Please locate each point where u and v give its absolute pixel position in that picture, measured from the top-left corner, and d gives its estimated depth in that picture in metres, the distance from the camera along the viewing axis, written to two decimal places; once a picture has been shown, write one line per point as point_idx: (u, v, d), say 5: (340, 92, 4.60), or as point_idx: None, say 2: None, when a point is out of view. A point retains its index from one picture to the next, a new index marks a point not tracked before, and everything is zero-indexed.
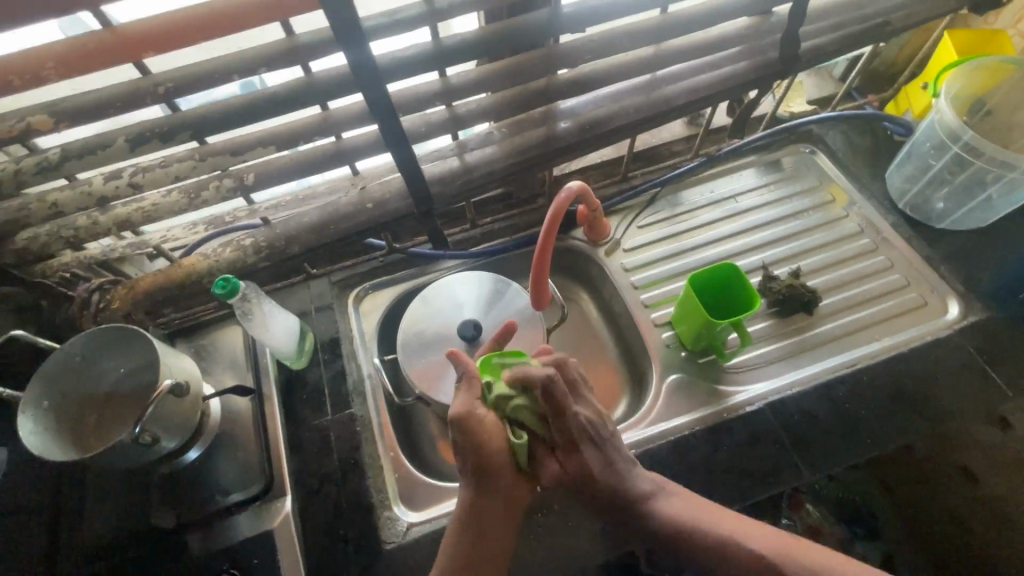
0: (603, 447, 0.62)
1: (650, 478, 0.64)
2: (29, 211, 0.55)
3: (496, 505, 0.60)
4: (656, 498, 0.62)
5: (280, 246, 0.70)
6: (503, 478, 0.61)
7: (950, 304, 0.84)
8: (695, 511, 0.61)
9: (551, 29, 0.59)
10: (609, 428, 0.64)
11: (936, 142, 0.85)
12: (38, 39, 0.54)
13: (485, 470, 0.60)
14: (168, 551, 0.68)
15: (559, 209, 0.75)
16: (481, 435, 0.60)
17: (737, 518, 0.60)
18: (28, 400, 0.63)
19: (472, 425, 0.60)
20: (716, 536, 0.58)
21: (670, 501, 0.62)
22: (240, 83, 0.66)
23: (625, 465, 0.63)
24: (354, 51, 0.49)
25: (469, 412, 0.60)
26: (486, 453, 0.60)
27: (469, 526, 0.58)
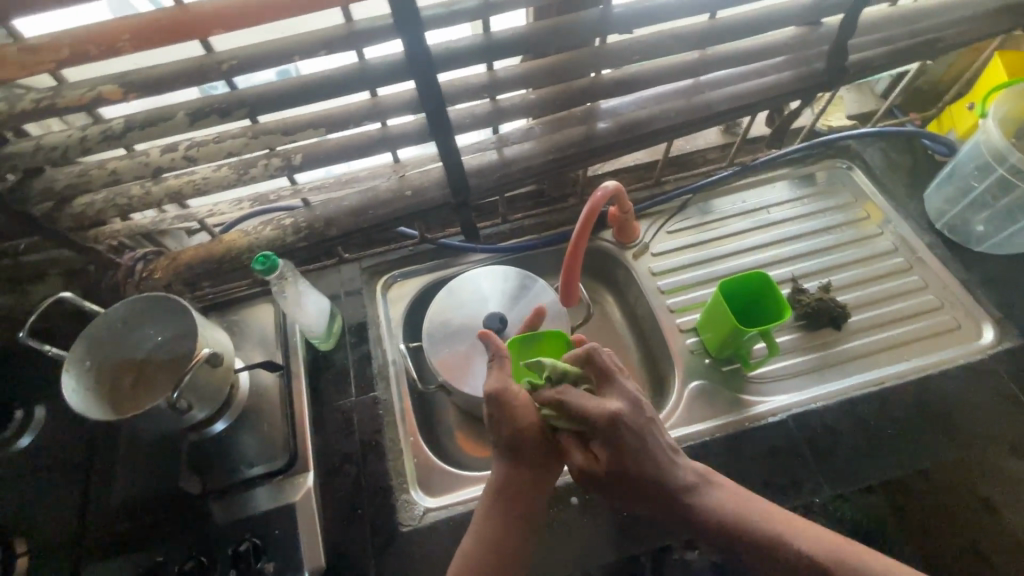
0: (640, 437, 0.57)
1: (692, 469, 0.61)
2: (89, 177, 0.58)
3: (530, 476, 0.61)
4: (698, 489, 0.59)
5: (319, 227, 0.72)
6: (538, 447, 0.62)
7: (984, 328, 0.83)
8: (741, 506, 0.58)
9: (601, 28, 0.59)
10: (646, 415, 0.58)
11: (980, 162, 0.85)
12: (90, 17, 0.54)
13: (519, 442, 0.61)
14: (192, 516, 0.69)
15: (594, 208, 0.76)
16: (516, 410, 0.61)
17: (783, 515, 0.58)
18: (71, 359, 0.64)
19: (507, 401, 0.61)
20: (760, 532, 0.56)
21: (712, 495, 0.59)
22: (276, 71, 0.65)
23: (666, 458, 0.59)
24: (409, 34, 0.50)
25: (505, 389, 0.61)
26: (521, 427, 0.61)
27: (501, 493, 0.60)
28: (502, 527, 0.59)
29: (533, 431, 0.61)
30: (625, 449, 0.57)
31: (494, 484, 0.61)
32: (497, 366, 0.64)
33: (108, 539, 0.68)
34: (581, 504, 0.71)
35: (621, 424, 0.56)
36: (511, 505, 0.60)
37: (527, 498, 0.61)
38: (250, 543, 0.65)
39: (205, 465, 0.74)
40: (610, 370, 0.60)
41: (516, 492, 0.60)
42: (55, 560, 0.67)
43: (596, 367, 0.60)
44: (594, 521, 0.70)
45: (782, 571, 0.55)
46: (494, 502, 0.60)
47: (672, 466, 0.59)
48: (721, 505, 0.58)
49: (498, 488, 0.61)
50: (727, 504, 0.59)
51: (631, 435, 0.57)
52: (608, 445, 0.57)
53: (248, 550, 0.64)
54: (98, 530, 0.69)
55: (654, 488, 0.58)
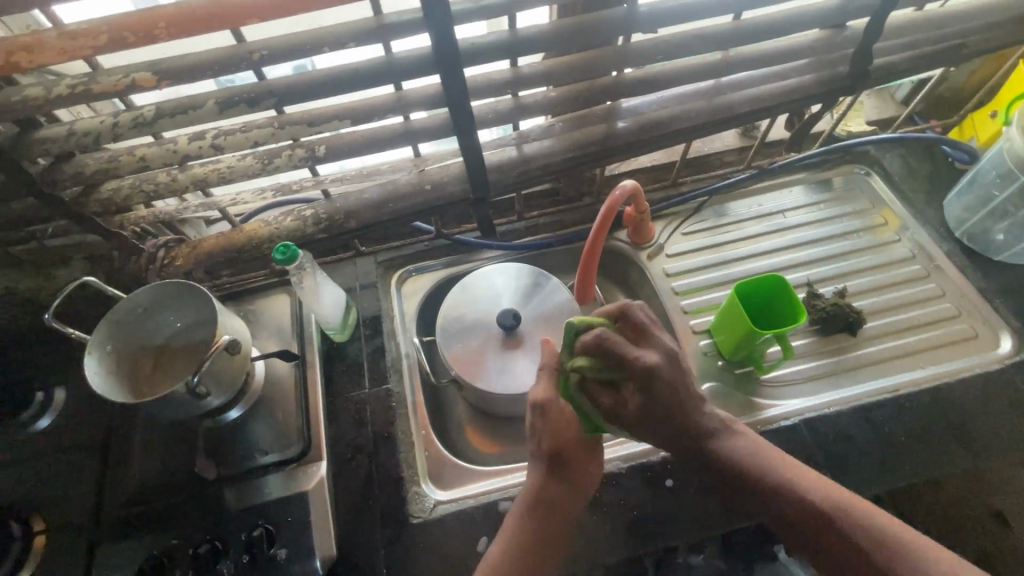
0: (674, 386, 0.57)
1: (716, 417, 0.63)
2: (118, 163, 0.59)
3: (564, 489, 0.64)
4: (721, 435, 0.62)
5: (339, 219, 0.73)
6: (575, 462, 0.64)
7: (1002, 338, 0.82)
8: (761, 453, 0.61)
9: (626, 26, 0.60)
10: (682, 369, 0.58)
11: (1003, 170, 0.85)
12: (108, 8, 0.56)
13: (557, 455, 0.63)
14: (206, 502, 0.70)
15: (612, 207, 0.76)
16: (559, 422, 0.63)
17: (800, 467, 0.61)
18: (95, 343, 0.66)
19: (551, 412, 0.63)
20: (777, 479, 0.59)
21: (733, 441, 0.62)
22: (292, 65, 0.68)
23: (695, 405, 0.60)
24: (436, 27, 0.51)
25: (552, 401, 0.62)
26: (563, 441, 0.63)
27: (540, 503, 0.62)
28: (535, 538, 0.60)
29: (571, 446, 0.64)
30: (659, 397, 0.57)
31: (529, 494, 0.63)
32: (546, 375, 0.63)
33: (123, 521, 0.69)
34: (592, 501, 0.71)
35: (659, 373, 0.55)
36: (546, 519, 0.61)
37: (559, 514, 0.62)
38: (263, 529, 0.66)
39: (220, 451, 0.74)
40: (647, 326, 0.58)
41: (550, 507, 0.62)
42: (71, 539, 0.68)
43: (631, 321, 0.59)
44: (604, 519, 0.70)
45: (791, 515, 0.58)
46: (529, 513, 0.61)
47: (699, 413, 0.61)
48: (742, 451, 0.61)
49: (533, 500, 0.62)
50: (749, 449, 0.61)
51: (668, 385, 0.56)
52: (643, 390, 0.56)
53: (262, 536, 0.66)
54: (113, 511, 0.70)
55: (680, 434, 0.60)
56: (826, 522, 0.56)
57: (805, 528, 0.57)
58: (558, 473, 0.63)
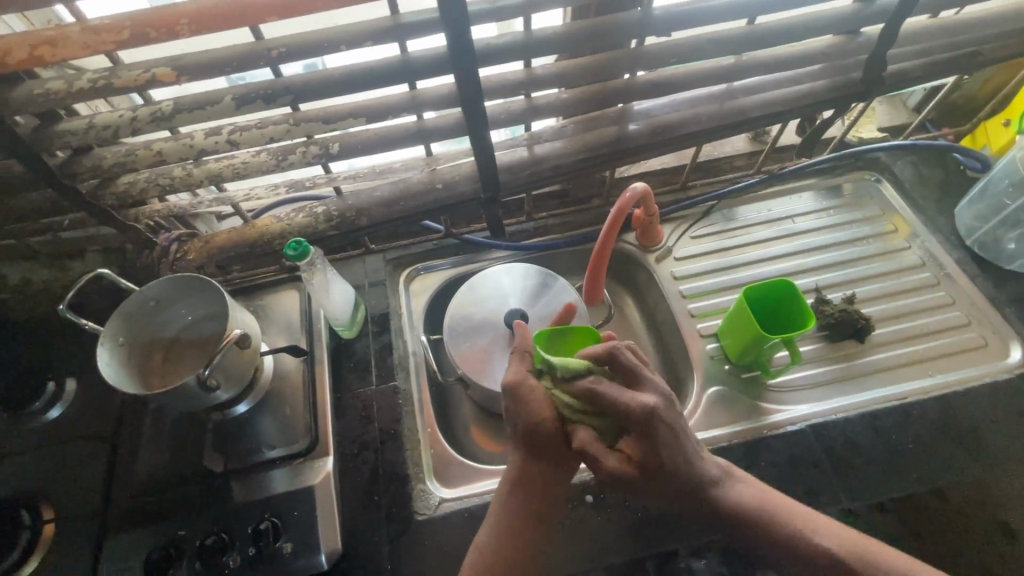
0: (673, 431, 0.58)
1: (715, 464, 0.62)
2: (135, 156, 0.59)
3: (546, 469, 0.61)
4: (722, 483, 0.61)
5: (350, 217, 0.74)
6: (556, 445, 0.61)
7: (1013, 348, 0.81)
8: (762, 498, 0.60)
9: (640, 28, 0.60)
10: (676, 412, 0.60)
11: (1016, 179, 0.84)
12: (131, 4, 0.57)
13: (534, 436, 0.60)
14: (213, 494, 0.71)
15: (622, 209, 0.76)
16: (532, 406, 0.60)
17: (801, 510, 0.59)
18: (107, 334, 0.66)
19: (523, 394, 0.60)
20: (783, 525, 0.58)
21: (731, 487, 0.61)
22: (303, 64, 0.68)
23: (694, 453, 0.60)
24: (453, 27, 0.51)
25: (524, 382, 0.61)
26: (540, 426, 0.60)
27: (519, 483, 0.61)
28: (514, 518, 0.60)
29: (551, 425, 0.60)
30: (661, 445, 0.57)
31: (509, 475, 0.62)
32: (517, 358, 0.64)
33: (131, 511, 0.70)
34: (596, 502, 0.72)
35: (658, 415, 0.57)
36: (525, 499, 0.60)
37: (541, 493, 0.61)
38: (270, 522, 0.67)
39: (227, 445, 0.75)
40: (638, 368, 0.60)
41: (530, 487, 0.61)
42: (80, 528, 0.68)
43: (621, 367, 0.60)
44: (607, 521, 0.71)
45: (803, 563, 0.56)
46: (511, 493, 0.61)
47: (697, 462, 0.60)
48: (744, 497, 0.60)
49: (512, 480, 0.61)
50: (749, 495, 0.60)
51: (669, 428, 0.58)
52: (644, 440, 0.57)
53: (269, 529, 0.67)
54: (121, 501, 0.70)
55: (683, 482, 0.59)
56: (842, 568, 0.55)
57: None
58: (539, 453, 0.61)
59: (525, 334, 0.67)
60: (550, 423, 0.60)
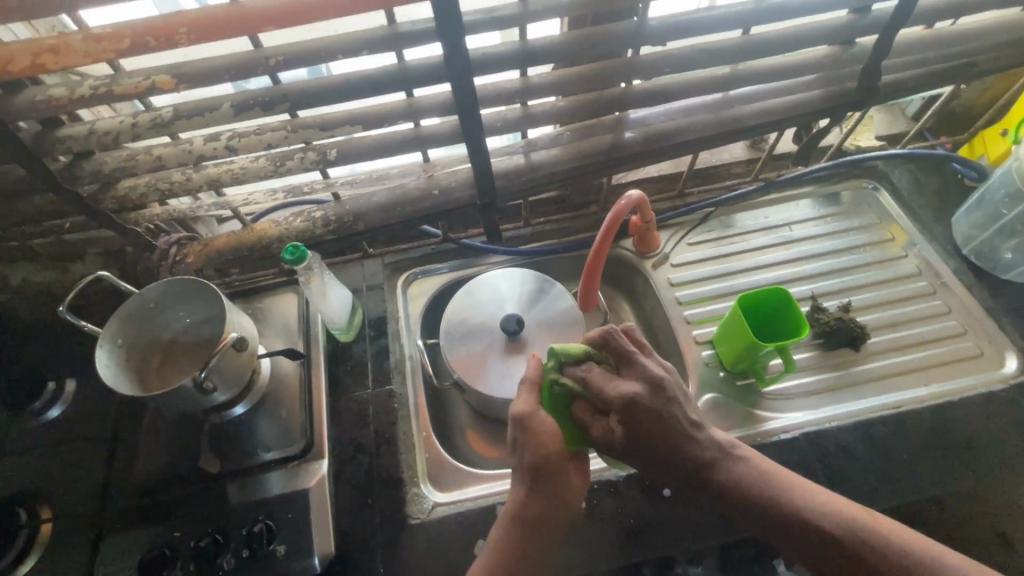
0: (658, 417, 0.56)
1: (716, 444, 0.60)
2: (136, 161, 0.60)
3: (551, 504, 0.60)
4: (722, 463, 0.59)
5: (347, 222, 0.74)
6: (562, 478, 0.60)
7: (1008, 357, 0.81)
8: (765, 475, 0.59)
9: (635, 38, 0.60)
10: (667, 394, 0.57)
11: (1011, 190, 0.85)
12: (134, 14, 0.59)
13: (542, 469, 0.59)
14: (210, 496, 0.71)
15: (618, 216, 0.76)
16: (542, 435, 0.60)
17: (804, 483, 0.60)
18: (106, 336, 0.67)
19: (533, 424, 0.60)
20: (783, 499, 0.58)
21: (731, 466, 0.59)
22: (308, 70, 0.70)
23: (689, 433, 0.58)
24: (449, 38, 0.52)
25: (533, 413, 0.61)
26: (548, 456, 0.59)
27: (526, 520, 0.58)
28: (518, 554, 0.58)
29: (559, 459, 0.60)
30: (641, 427, 0.56)
31: (512, 512, 0.59)
32: (523, 388, 0.63)
33: (127, 512, 0.70)
34: (589, 509, 0.72)
35: (638, 403, 0.55)
36: (531, 535, 0.58)
37: (545, 530, 0.59)
38: (264, 524, 0.67)
39: (224, 447, 0.76)
40: (629, 353, 0.58)
41: (536, 525, 0.58)
42: (76, 529, 0.69)
43: (612, 348, 0.59)
44: (600, 527, 0.71)
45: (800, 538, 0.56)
46: (514, 531, 0.58)
47: (693, 445, 0.58)
48: (744, 477, 0.59)
49: (517, 518, 0.59)
50: (751, 474, 0.59)
51: (649, 415, 0.56)
52: (625, 423, 0.56)
53: (262, 532, 0.66)
54: (118, 501, 0.71)
55: (674, 463, 0.58)
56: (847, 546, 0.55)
57: (817, 551, 0.56)
58: (545, 487, 0.60)
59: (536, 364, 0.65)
60: (557, 456, 0.60)
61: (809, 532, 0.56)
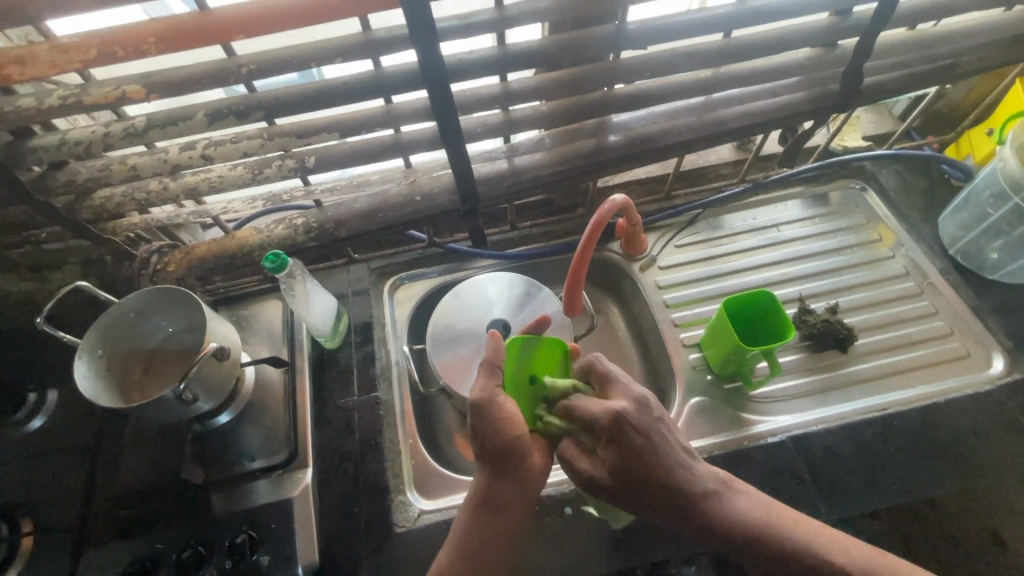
0: (646, 433, 0.57)
1: (714, 475, 0.59)
2: (110, 171, 0.60)
3: (514, 488, 0.59)
4: (721, 496, 0.58)
5: (329, 228, 0.74)
6: (524, 461, 0.59)
7: (995, 357, 0.81)
8: (767, 512, 0.57)
9: (614, 42, 0.60)
10: (653, 414, 0.58)
11: (997, 190, 0.84)
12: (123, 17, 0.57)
13: (501, 453, 0.58)
14: (193, 506, 0.71)
15: (601, 220, 0.76)
16: (500, 421, 0.58)
17: (811, 522, 0.57)
18: (85, 347, 0.66)
19: (491, 411, 0.58)
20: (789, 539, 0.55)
21: (729, 498, 0.58)
22: (298, 73, 0.68)
23: (685, 461, 0.58)
24: (423, 45, 0.51)
25: (492, 400, 0.59)
26: (507, 442, 0.58)
27: (487, 506, 0.58)
28: (480, 539, 0.57)
29: (519, 442, 0.58)
30: (630, 447, 0.56)
31: (475, 495, 0.59)
32: (486, 370, 0.61)
33: (110, 523, 0.70)
34: (574, 514, 0.72)
35: (624, 419, 0.56)
36: (493, 519, 0.58)
37: (508, 514, 0.58)
38: (247, 535, 0.66)
39: (208, 455, 0.75)
40: (614, 375, 0.62)
41: (498, 510, 0.58)
42: (58, 542, 0.68)
43: (599, 375, 0.64)
44: (586, 532, 0.71)
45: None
46: (475, 515, 0.58)
47: (689, 474, 0.58)
48: (746, 512, 0.56)
49: (479, 501, 0.58)
50: (752, 509, 0.57)
51: (636, 432, 0.56)
52: (614, 442, 0.57)
53: (245, 542, 0.66)
54: (100, 513, 0.70)
55: (668, 490, 0.57)
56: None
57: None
58: (507, 471, 0.58)
59: (498, 345, 0.62)
60: (516, 440, 0.58)
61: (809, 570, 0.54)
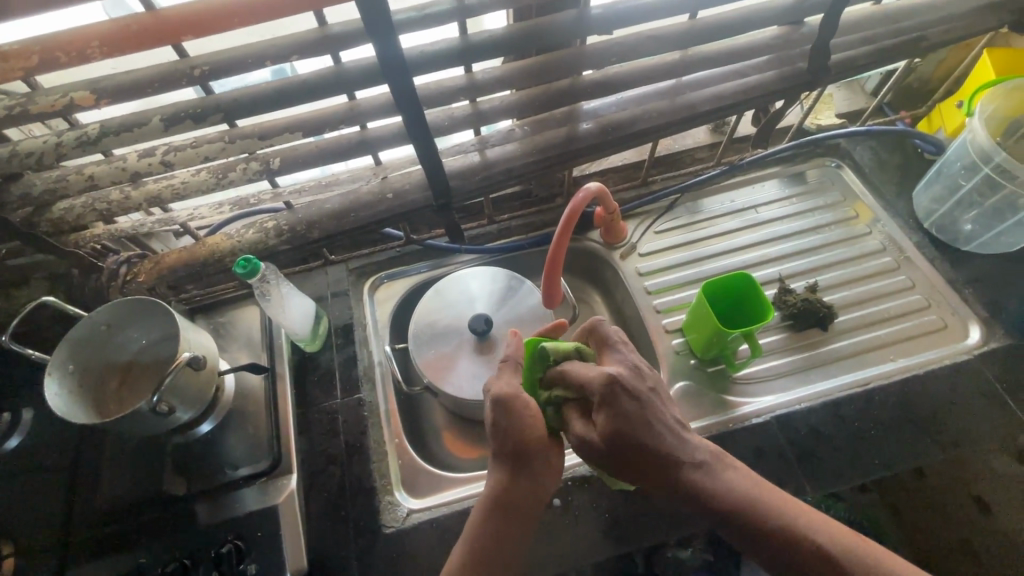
0: (638, 398, 0.54)
1: (705, 450, 0.58)
2: (67, 182, 0.59)
3: (530, 491, 0.57)
4: (710, 468, 0.56)
5: (301, 230, 0.72)
6: (543, 462, 0.58)
7: (971, 328, 0.82)
8: (754, 488, 0.55)
9: (577, 28, 0.59)
10: (648, 381, 0.56)
11: (967, 162, 0.84)
12: (77, 19, 0.55)
13: (524, 453, 0.57)
14: (178, 518, 0.70)
15: (576, 209, 0.76)
16: (525, 418, 0.58)
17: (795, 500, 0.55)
18: (55, 363, 0.64)
19: (517, 407, 0.58)
20: (786, 524, 0.53)
21: (713, 469, 0.56)
22: (271, 70, 0.68)
23: (677, 432, 0.56)
24: (381, 40, 0.50)
25: (518, 395, 0.58)
26: (529, 440, 0.57)
27: (501, 506, 0.56)
28: (491, 544, 0.55)
29: (541, 441, 0.58)
30: (625, 412, 0.53)
31: (490, 496, 0.57)
32: (511, 367, 0.63)
33: (92, 539, 0.69)
34: (562, 505, 0.71)
35: (619, 384, 0.54)
36: (506, 523, 0.56)
37: (522, 520, 0.57)
38: (232, 545, 0.65)
39: (191, 466, 0.74)
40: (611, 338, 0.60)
41: (513, 514, 0.56)
42: (38, 561, 0.67)
43: (598, 337, 0.62)
44: (576, 523, 0.71)
45: (791, 560, 0.52)
46: (489, 519, 0.56)
47: (679, 449, 0.55)
48: (734, 484, 0.55)
49: (494, 502, 0.57)
50: (740, 483, 0.55)
51: (631, 397, 0.54)
52: (609, 408, 0.54)
53: (231, 552, 0.64)
54: (82, 529, 0.69)
55: (656, 460, 0.54)
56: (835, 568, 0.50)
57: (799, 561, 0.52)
58: (525, 472, 0.58)
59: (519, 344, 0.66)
60: (540, 440, 0.58)
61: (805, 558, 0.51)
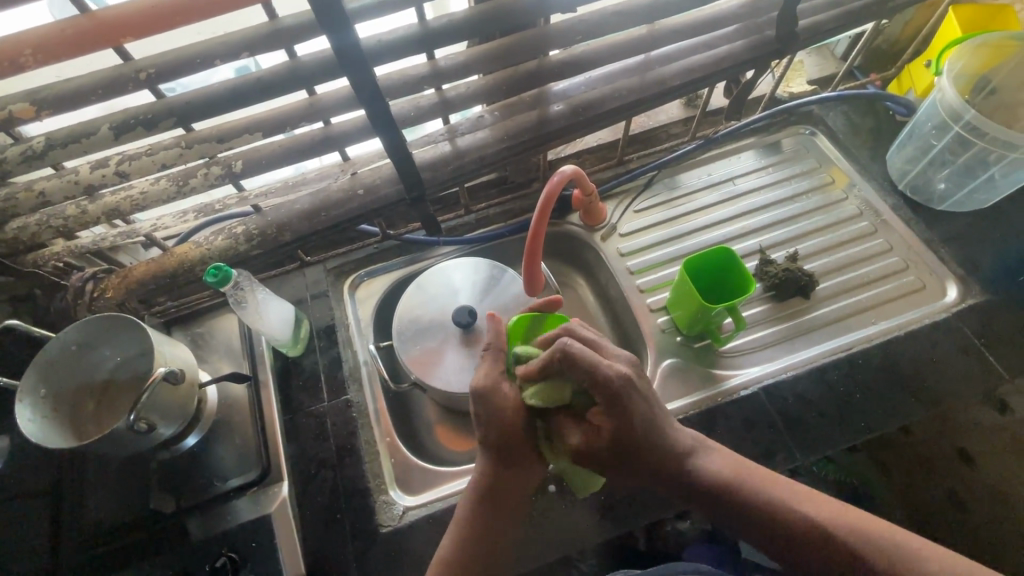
0: (645, 397, 0.56)
1: (689, 433, 0.60)
2: (16, 200, 0.56)
3: (515, 476, 0.59)
4: (699, 454, 0.58)
5: (272, 233, 0.70)
6: (524, 449, 0.59)
7: (949, 286, 0.83)
8: (736, 468, 0.57)
9: (538, 8, 0.57)
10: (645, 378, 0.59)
11: (938, 121, 0.84)
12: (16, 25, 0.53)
13: (505, 442, 0.58)
14: (168, 534, 0.69)
15: (551, 194, 0.75)
16: (502, 409, 0.57)
17: (789, 483, 0.56)
18: (25, 388, 0.62)
19: (495, 398, 0.57)
20: (762, 501, 0.54)
21: (701, 453, 0.58)
22: (234, 67, 0.66)
23: (668, 423, 0.59)
24: (334, 30, 0.48)
25: (493, 386, 0.58)
26: (510, 428, 0.58)
27: (489, 493, 0.59)
28: (487, 526, 0.58)
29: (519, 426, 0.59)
30: (631, 410, 0.55)
31: (478, 485, 0.59)
32: (491, 357, 0.60)
33: (83, 564, 0.68)
34: (558, 490, 0.71)
35: (632, 383, 0.55)
36: (492, 507, 0.59)
37: (508, 497, 0.60)
38: (226, 557, 0.65)
39: (179, 481, 0.73)
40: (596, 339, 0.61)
41: (500, 496, 0.59)
42: None
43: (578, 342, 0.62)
44: (572, 507, 0.71)
45: (772, 536, 0.53)
46: (477, 506, 0.59)
47: (664, 429, 0.58)
48: (719, 470, 0.57)
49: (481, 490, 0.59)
50: (724, 468, 0.57)
51: (640, 396, 0.56)
52: (617, 408, 0.55)
53: (224, 565, 0.65)
54: (72, 552, 0.68)
55: (648, 445, 0.56)
56: (822, 538, 0.51)
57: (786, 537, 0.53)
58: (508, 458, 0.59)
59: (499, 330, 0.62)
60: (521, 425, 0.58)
61: (795, 535, 0.52)
